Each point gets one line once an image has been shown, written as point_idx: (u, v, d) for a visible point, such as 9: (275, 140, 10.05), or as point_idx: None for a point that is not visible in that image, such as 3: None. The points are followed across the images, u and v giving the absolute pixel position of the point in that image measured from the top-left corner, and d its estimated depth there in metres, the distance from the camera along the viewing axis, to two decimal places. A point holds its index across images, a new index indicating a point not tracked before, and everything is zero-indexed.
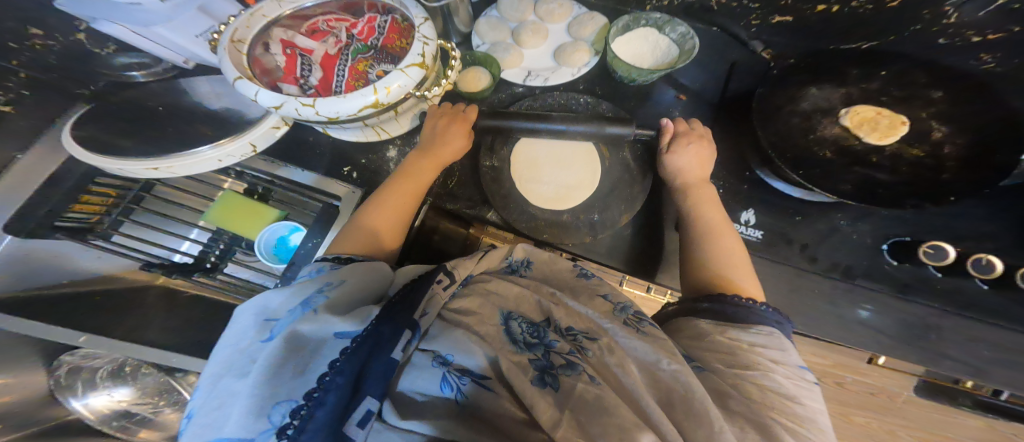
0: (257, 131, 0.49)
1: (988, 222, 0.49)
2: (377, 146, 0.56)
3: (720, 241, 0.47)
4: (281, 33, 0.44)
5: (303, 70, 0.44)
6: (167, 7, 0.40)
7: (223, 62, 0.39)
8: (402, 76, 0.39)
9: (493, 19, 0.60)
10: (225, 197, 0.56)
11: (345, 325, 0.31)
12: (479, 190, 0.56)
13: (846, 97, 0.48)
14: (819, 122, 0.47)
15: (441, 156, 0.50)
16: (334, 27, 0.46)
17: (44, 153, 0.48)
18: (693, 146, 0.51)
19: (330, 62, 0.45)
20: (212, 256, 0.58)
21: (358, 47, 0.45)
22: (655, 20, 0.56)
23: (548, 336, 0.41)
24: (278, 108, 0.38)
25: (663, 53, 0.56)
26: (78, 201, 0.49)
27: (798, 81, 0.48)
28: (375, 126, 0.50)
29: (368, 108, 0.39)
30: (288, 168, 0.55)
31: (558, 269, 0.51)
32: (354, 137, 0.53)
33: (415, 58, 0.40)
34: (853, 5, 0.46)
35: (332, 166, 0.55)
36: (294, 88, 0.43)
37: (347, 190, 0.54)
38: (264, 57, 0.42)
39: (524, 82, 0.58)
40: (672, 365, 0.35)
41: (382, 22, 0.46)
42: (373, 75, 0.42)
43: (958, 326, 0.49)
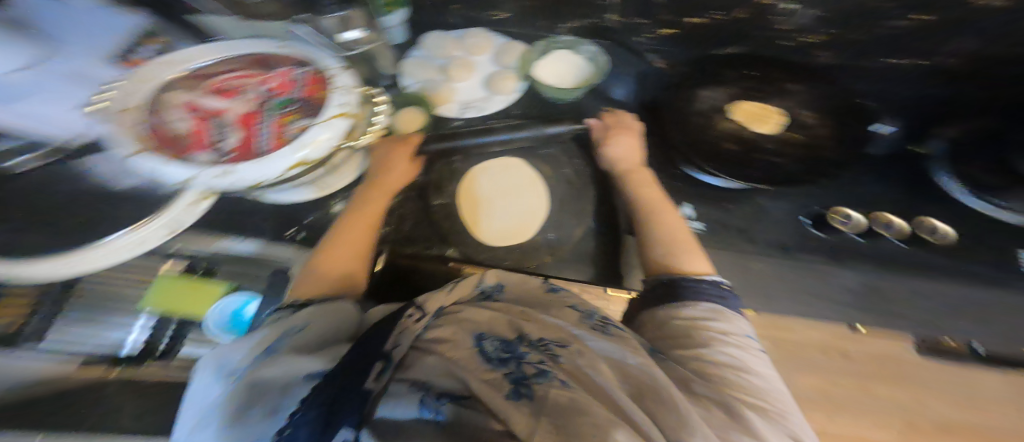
0: (177, 208, 0.42)
1: (879, 187, 0.56)
2: (322, 202, 0.57)
3: (650, 195, 0.54)
4: (183, 97, 0.42)
5: (215, 134, 0.41)
6: (33, 75, 0.41)
7: (120, 139, 0.40)
8: (326, 130, 0.41)
9: (420, 59, 0.62)
10: (161, 280, 0.53)
11: (315, 367, 0.33)
12: (434, 230, 0.59)
13: (728, 95, 0.53)
14: (716, 120, 0.51)
15: (393, 179, 0.55)
16: (241, 84, 0.44)
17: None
18: (623, 138, 0.58)
19: (247, 121, 0.42)
20: (162, 342, 0.54)
21: (279, 103, 0.43)
22: (566, 42, 0.62)
23: (519, 349, 0.41)
24: (195, 180, 0.39)
25: (581, 71, 0.61)
26: None
27: (688, 85, 0.53)
28: (315, 181, 0.52)
29: (297, 167, 0.41)
30: (229, 240, 0.55)
31: (525, 285, 0.52)
32: (296, 197, 0.54)
33: (337, 109, 0.42)
34: (714, 16, 0.55)
35: (277, 224, 0.56)
36: (209, 156, 0.40)
37: (298, 252, 0.56)
38: (167, 125, 0.41)
39: (460, 115, 0.61)
40: (637, 359, 0.37)
41: (300, 75, 0.44)
42: (293, 131, 0.41)
43: (892, 284, 0.52)
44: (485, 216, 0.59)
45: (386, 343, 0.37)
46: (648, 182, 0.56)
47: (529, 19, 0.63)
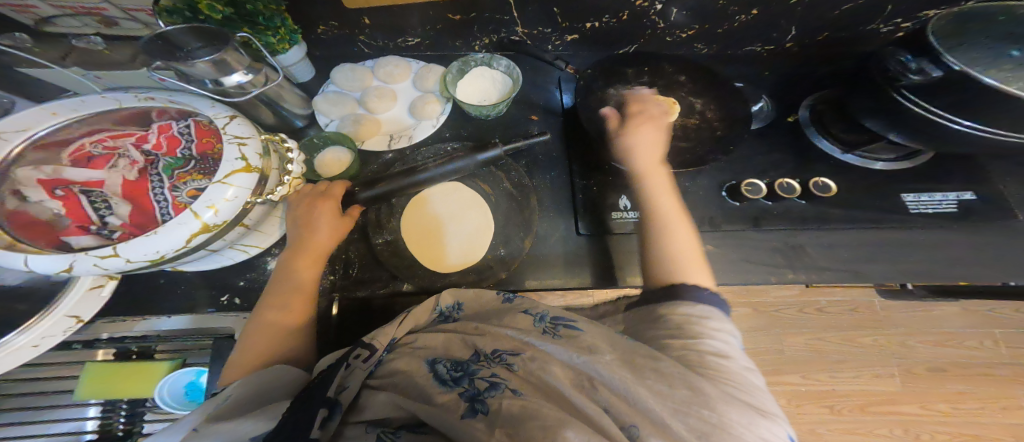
0: (70, 298, 0.41)
1: (784, 152, 0.61)
2: (254, 262, 0.55)
3: (660, 198, 0.47)
4: (34, 174, 0.36)
5: (96, 211, 0.37)
6: None
7: None
8: (229, 187, 0.37)
9: (334, 95, 0.61)
10: (91, 370, 0.48)
11: (257, 429, 0.30)
12: (384, 268, 0.58)
13: (633, 91, 0.57)
14: (627, 115, 0.56)
15: (318, 244, 0.49)
16: (114, 147, 0.40)
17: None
18: (647, 128, 0.51)
19: (133, 188, 0.38)
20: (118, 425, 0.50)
21: (167, 164, 0.40)
22: (480, 59, 0.64)
23: (472, 365, 0.40)
24: (70, 270, 0.35)
25: (501, 84, 0.62)
26: None
27: (599, 86, 0.57)
28: (231, 244, 0.49)
29: (200, 234, 0.37)
30: (153, 320, 0.52)
31: (480, 301, 0.51)
32: (221, 261, 0.52)
33: (235, 162, 0.38)
34: (605, 20, 0.60)
35: (208, 292, 0.53)
36: (88, 237, 0.36)
37: (238, 318, 0.52)
38: (29, 209, 0.36)
39: (389, 146, 0.61)
40: (582, 357, 0.35)
41: (184, 129, 0.42)
42: (185, 195, 0.38)
43: (814, 240, 0.56)
44: (432, 245, 0.60)
45: (329, 389, 0.36)
46: (660, 176, 0.49)
47: (443, 42, 0.65)
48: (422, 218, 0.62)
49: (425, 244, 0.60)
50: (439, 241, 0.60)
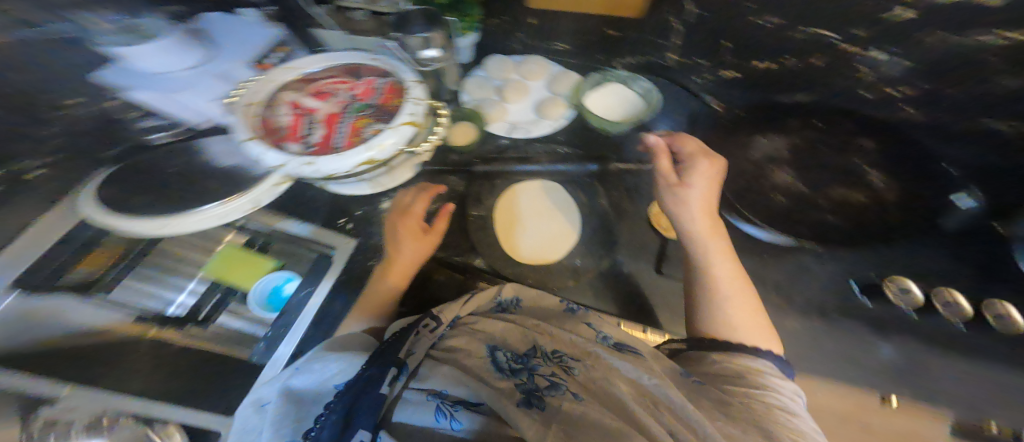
0: (261, 189, 0.45)
1: (944, 262, 0.52)
2: (372, 198, 0.61)
3: (732, 279, 0.50)
4: (291, 97, 0.50)
5: (307, 129, 0.47)
6: (190, 74, 0.49)
7: (236, 123, 0.47)
8: (394, 135, 0.45)
9: (481, 79, 0.67)
10: (224, 247, 0.56)
11: (338, 379, 0.40)
12: (466, 240, 0.61)
13: (790, 145, 0.60)
14: (770, 170, 0.58)
15: (402, 264, 0.55)
16: (336, 88, 0.51)
17: (64, 211, 0.42)
18: (705, 169, 0.51)
19: (331, 120, 0.48)
20: (206, 308, 0.54)
21: (357, 106, 0.49)
22: (620, 77, 0.65)
23: (532, 361, 0.41)
24: (280, 167, 0.44)
25: (632, 105, 0.63)
26: (83, 258, 0.42)
27: (750, 130, 0.61)
28: (371, 179, 0.55)
29: (365, 164, 0.45)
30: (286, 221, 0.56)
31: (531, 304, 0.50)
32: (356, 190, 0.58)
33: (407, 118, 0.46)
34: (788, 60, 0.60)
35: (329, 217, 0.59)
36: (297, 146, 0.46)
37: (341, 239, 0.58)
38: (275, 119, 0.48)
39: (507, 134, 0.63)
40: (653, 381, 0.36)
41: (383, 84, 0.51)
42: (368, 133, 0.46)
43: (948, 365, 0.51)
44: (524, 235, 0.62)
45: (401, 352, 0.40)
46: (729, 258, 0.50)
47: (589, 53, 0.69)
48: (517, 204, 0.64)
49: (518, 232, 0.61)
50: (533, 231, 0.62)
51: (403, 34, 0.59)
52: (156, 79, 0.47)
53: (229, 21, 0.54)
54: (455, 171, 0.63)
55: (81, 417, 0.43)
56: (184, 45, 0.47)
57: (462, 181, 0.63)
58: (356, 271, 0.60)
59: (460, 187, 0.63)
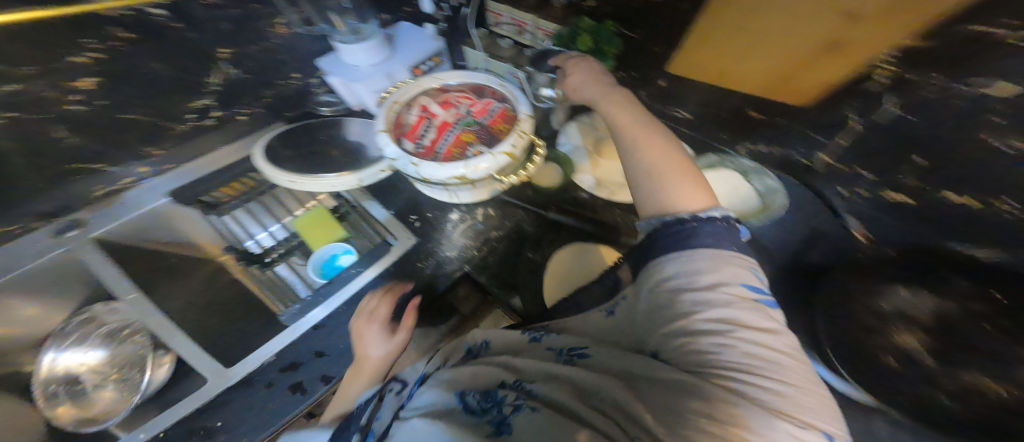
0: (368, 173, 0.65)
1: None
2: (444, 207, 0.65)
3: (646, 144, 0.49)
4: (425, 101, 0.62)
5: (423, 131, 0.59)
6: (370, 70, 0.67)
7: (380, 114, 0.59)
8: (491, 161, 0.54)
9: (585, 126, 0.67)
10: (315, 210, 0.71)
11: None
12: (512, 275, 0.59)
13: (938, 308, 0.50)
14: (894, 327, 0.51)
15: (368, 365, 0.52)
16: (459, 101, 0.62)
17: (237, 147, 0.71)
18: (580, 75, 0.57)
19: (443, 128, 0.59)
20: (272, 252, 0.70)
21: (467, 121, 0.60)
22: (744, 166, 0.61)
23: (500, 394, 0.38)
24: (396, 160, 0.55)
25: (744, 200, 0.60)
26: (227, 186, 0.69)
27: (886, 277, 0.53)
28: (454, 191, 0.60)
29: (456, 178, 0.54)
30: (371, 202, 0.67)
31: (510, 338, 0.50)
32: (436, 194, 0.63)
33: (507, 148, 0.55)
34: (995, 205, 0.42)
35: (403, 211, 0.66)
36: (412, 144, 0.58)
37: (406, 236, 0.63)
38: (405, 116, 0.60)
39: (590, 190, 0.61)
40: (581, 375, 0.40)
41: (495, 108, 0.61)
42: (469, 152, 0.56)
43: None
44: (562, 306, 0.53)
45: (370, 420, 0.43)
46: (652, 133, 0.50)
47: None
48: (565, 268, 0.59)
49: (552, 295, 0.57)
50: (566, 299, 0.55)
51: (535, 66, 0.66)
52: (350, 71, 0.67)
53: (410, 30, 0.72)
54: (526, 206, 0.62)
55: (111, 322, 0.65)
56: (374, 52, 0.65)
57: (531, 219, 0.62)
58: (402, 268, 0.61)
59: (526, 224, 0.61)
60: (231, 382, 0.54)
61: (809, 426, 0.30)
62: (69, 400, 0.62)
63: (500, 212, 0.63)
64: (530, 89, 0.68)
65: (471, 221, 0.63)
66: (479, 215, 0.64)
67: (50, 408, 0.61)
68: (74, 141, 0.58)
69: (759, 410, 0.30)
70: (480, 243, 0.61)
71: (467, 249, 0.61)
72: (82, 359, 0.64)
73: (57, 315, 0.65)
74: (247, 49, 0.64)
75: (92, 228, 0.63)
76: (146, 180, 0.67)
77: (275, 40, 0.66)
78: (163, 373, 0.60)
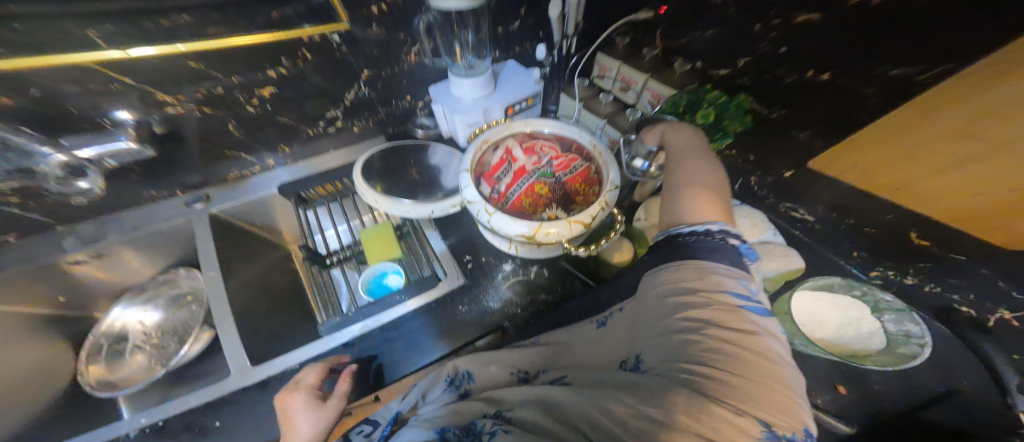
0: (441, 204, 0.65)
1: None
2: (502, 254, 0.64)
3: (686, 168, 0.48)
4: (510, 144, 0.61)
5: (501, 175, 0.58)
6: (470, 103, 0.69)
7: (468, 152, 0.59)
8: (564, 227, 0.50)
9: None
10: (381, 224, 0.72)
11: None
12: None
13: None
14: None
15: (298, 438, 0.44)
16: (543, 150, 0.61)
17: (342, 153, 0.80)
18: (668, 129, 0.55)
19: (520, 175, 0.57)
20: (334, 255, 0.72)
21: (546, 172, 0.58)
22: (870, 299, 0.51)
23: (478, 424, 0.40)
24: (471, 203, 0.54)
25: (859, 336, 0.50)
26: (321, 186, 0.75)
27: None
28: (517, 244, 0.58)
29: (524, 236, 0.51)
30: (432, 232, 0.68)
31: (505, 373, 0.50)
32: (498, 243, 0.62)
33: (582, 218, 0.51)
34: None
35: (460, 248, 0.65)
36: (488, 188, 0.57)
37: (455, 275, 0.61)
38: (488, 156, 0.60)
39: None
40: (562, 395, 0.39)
41: (578, 167, 0.58)
42: (544, 214, 0.54)
43: None
44: None
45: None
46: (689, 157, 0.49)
47: (838, 242, 0.56)
48: None
49: None
50: None
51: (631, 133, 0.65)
52: (452, 101, 0.70)
53: (515, 72, 0.76)
54: (585, 277, 0.61)
55: (180, 288, 0.75)
56: (480, 88, 0.68)
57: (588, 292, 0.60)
58: (445, 306, 0.58)
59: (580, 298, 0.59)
60: (248, 383, 0.53)
61: (753, 416, 0.28)
62: (104, 360, 0.68)
63: (556, 275, 0.61)
64: (625, 156, 0.62)
65: (523, 277, 0.61)
66: (533, 273, 0.62)
67: (86, 362, 0.67)
68: (239, 134, 0.67)
69: (698, 395, 0.29)
70: (529, 304, 0.59)
71: (511, 305, 0.59)
72: (140, 318, 0.73)
73: (149, 270, 0.74)
74: (383, 71, 0.71)
75: (216, 204, 0.71)
76: (264, 170, 0.76)
77: (405, 66, 0.72)
78: (196, 348, 0.65)
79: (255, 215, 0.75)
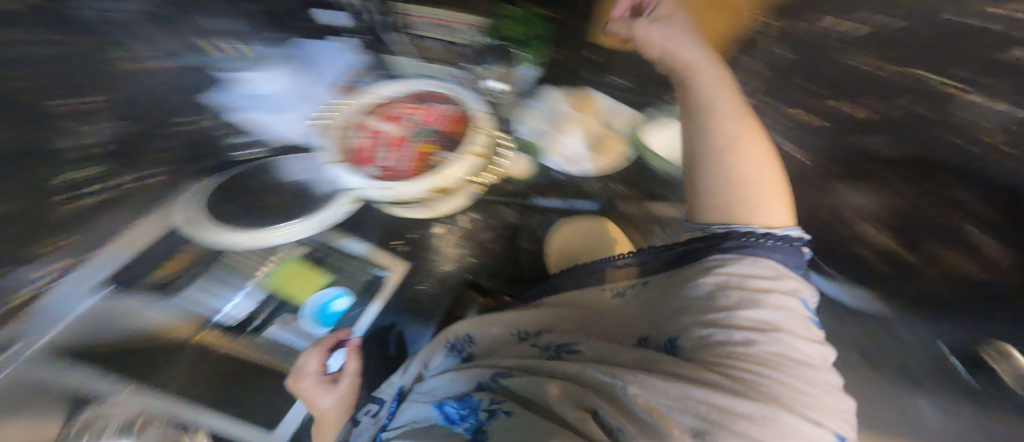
0: (328, 210, 0.61)
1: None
2: (425, 223, 0.66)
3: (727, 126, 0.49)
4: (365, 119, 0.61)
5: (377, 152, 0.59)
6: (286, 95, 0.66)
7: (326, 145, 0.58)
8: (462, 164, 0.58)
9: (534, 108, 0.69)
10: (286, 263, 0.63)
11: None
12: (512, 269, 0.67)
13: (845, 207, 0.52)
14: None
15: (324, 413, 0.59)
16: (405, 110, 0.62)
17: (152, 222, 0.52)
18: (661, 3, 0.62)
19: (398, 142, 0.60)
20: (255, 320, 0.64)
21: (420, 130, 0.61)
22: None
23: (475, 399, 0.44)
24: (361, 189, 0.57)
25: None
26: (158, 266, 0.54)
27: None
28: (430, 204, 0.63)
29: (431, 190, 0.57)
30: (349, 239, 0.63)
31: (517, 346, 0.50)
32: (413, 214, 0.65)
33: (472, 149, 0.59)
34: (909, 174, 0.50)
35: (383, 238, 0.66)
36: (371, 169, 0.58)
37: (394, 262, 0.64)
38: (349, 140, 0.59)
39: (564, 170, 0.65)
40: (579, 372, 0.38)
41: (445, 111, 0.62)
42: (435, 161, 0.58)
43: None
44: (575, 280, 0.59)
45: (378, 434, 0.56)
46: (736, 113, 0.51)
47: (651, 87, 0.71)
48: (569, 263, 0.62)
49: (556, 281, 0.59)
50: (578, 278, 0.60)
51: (473, 65, 0.74)
52: (266, 102, 0.64)
53: (311, 45, 0.69)
54: (504, 200, 0.66)
55: (117, 421, 0.50)
56: (287, 76, 0.66)
57: (515, 212, 0.66)
58: (404, 291, 0.65)
59: (512, 218, 0.67)
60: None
61: (827, 426, 0.29)
62: None
63: (483, 214, 0.66)
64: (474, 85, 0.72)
65: (455, 229, 0.66)
66: (461, 221, 0.66)
67: None
68: None
69: (762, 403, 0.28)
70: (476, 249, 0.66)
71: (460, 256, 0.67)
72: None
73: None
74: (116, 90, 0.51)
75: (37, 334, 0.46)
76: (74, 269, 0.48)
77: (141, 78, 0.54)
78: None
79: (105, 333, 0.52)
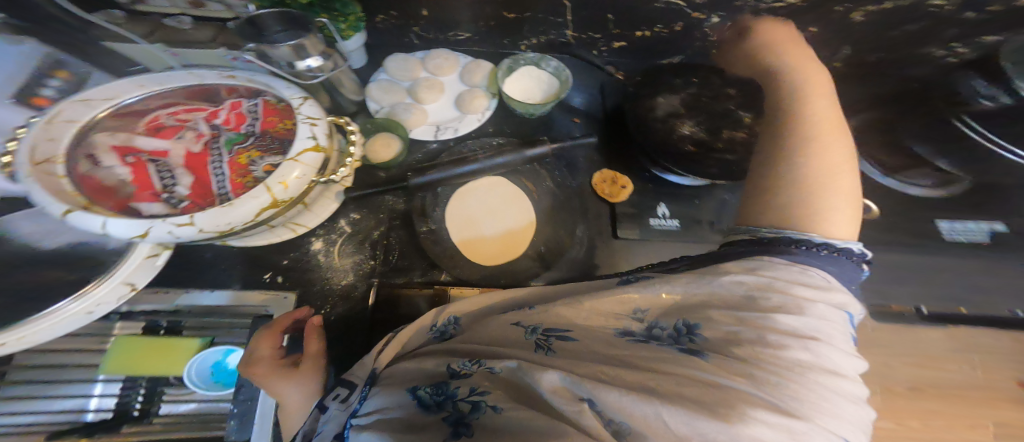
0: (130, 266, 0.45)
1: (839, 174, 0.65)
2: (297, 242, 0.58)
3: (825, 152, 0.41)
4: (114, 140, 0.43)
5: (163, 180, 0.43)
6: None
7: (36, 193, 0.38)
8: (298, 166, 0.43)
9: (385, 84, 0.67)
10: (122, 342, 0.52)
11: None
12: (424, 258, 0.60)
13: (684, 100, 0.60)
14: (675, 123, 0.59)
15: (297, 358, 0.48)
16: (184, 119, 0.48)
17: None
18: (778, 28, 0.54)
19: (195, 161, 0.45)
20: (135, 402, 0.55)
21: (229, 139, 0.47)
22: (530, 59, 0.69)
23: (452, 387, 0.34)
24: (145, 234, 0.39)
25: (547, 84, 0.67)
26: None
27: (647, 94, 0.61)
28: (285, 222, 0.52)
29: (267, 207, 0.43)
30: (190, 294, 0.54)
31: (504, 324, 0.41)
32: (266, 239, 0.55)
33: (306, 141, 0.45)
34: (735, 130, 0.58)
35: (250, 275, 0.56)
36: (157, 204, 0.42)
37: (277, 296, 0.55)
38: (99, 173, 0.42)
39: (435, 137, 0.65)
40: (583, 362, 0.32)
41: (252, 107, 0.49)
42: (259, 170, 0.44)
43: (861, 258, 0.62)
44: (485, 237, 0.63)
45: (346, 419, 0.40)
46: (830, 144, 0.41)
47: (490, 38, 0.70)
48: (477, 223, 0.64)
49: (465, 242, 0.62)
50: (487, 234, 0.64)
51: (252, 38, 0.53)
52: None
53: None
54: (383, 189, 0.61)
55: None
56: None
57: (399, 198, 0.63)
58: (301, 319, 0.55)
59: (398, 204, 0.62)
60: None
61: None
62: None
63: (365, 209, 0.61)
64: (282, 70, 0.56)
65: (339, 237, 0.59)
66: (343, 226, 0.60)
67: None
68: None
69: (783, 412, 0.25)
70: (370, 250, 0.59)
71: (355, 262, 0.59)
72: None
73: None
74: None
75: None
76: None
77: None
78: None
79: None
